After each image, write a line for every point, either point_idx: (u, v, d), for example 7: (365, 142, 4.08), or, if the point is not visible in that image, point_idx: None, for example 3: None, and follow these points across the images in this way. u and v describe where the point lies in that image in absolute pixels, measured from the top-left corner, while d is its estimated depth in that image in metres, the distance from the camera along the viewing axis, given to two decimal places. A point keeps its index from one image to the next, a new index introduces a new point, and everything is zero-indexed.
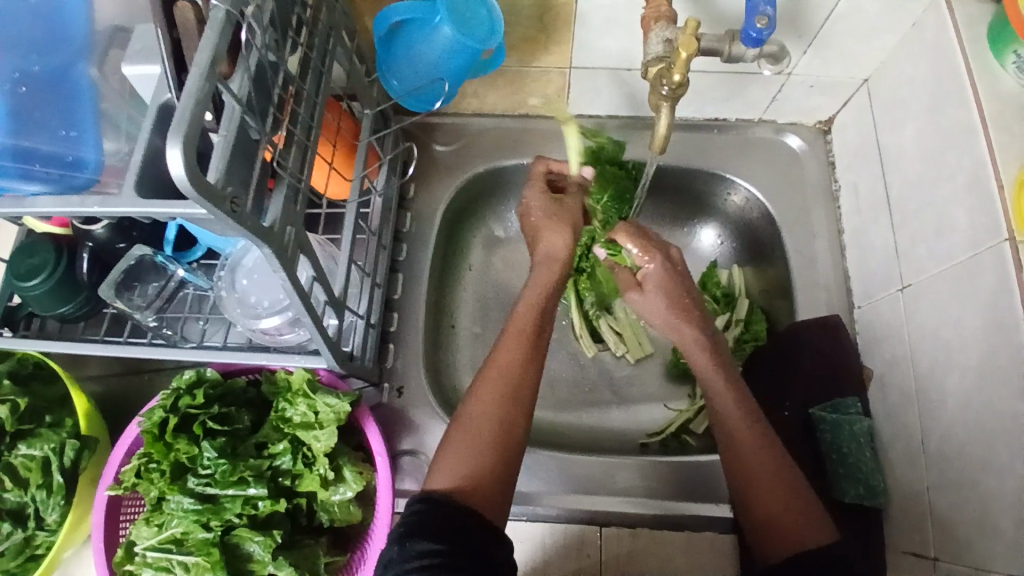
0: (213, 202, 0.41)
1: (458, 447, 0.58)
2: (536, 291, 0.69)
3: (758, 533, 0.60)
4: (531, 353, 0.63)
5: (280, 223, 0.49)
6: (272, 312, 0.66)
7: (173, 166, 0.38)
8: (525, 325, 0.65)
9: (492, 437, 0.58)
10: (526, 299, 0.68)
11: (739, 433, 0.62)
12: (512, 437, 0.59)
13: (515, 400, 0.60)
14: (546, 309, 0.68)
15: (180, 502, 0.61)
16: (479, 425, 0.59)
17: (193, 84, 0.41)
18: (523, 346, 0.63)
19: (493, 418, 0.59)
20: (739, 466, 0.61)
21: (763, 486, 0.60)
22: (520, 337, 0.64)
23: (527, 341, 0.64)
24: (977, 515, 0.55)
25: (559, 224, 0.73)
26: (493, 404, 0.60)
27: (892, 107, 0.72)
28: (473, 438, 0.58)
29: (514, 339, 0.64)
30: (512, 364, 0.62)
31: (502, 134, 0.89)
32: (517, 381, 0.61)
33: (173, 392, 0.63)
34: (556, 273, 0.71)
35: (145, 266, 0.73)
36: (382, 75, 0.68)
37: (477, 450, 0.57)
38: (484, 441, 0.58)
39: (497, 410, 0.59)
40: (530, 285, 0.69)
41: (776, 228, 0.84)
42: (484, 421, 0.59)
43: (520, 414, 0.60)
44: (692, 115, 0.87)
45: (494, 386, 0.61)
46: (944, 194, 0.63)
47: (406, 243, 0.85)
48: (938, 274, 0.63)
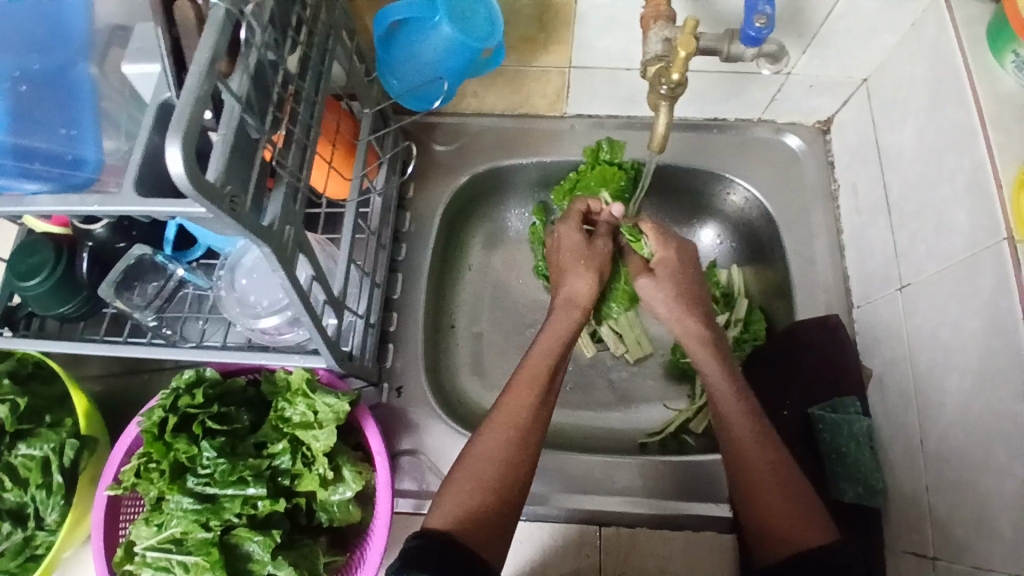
0: (212, 200, 0.41)
1: (460, 488, 0.58)
2: (553, 332, 0.69)
3: (756, 533, 0.60)
4: (541, 398, 0.63)
5: (279, 223, 0.49)
6: (272, 312, 0.66)
7: (172, 165, 0.38)
8: (538, 368, 0.65)
9: (494, 483, 0.58)
10: (542, 340, 0.68)
11: (740, 434, 0.63)
12: (515, 484, 0.59)
13: (520, 447, 0.60)
14: (562, 351, 0.68)
15: (179, 502, 0.61)
16: (482, 469, 0.59)
17: (193, 82, 0.40)
18: (535, 391, 0.63)
19: (496, 464, 0.59)
20: (740, 468, 0.62)
21: (763, 487, 0.60)
22: (532, 381, 0.64)
23: (540, 385, 0.64)
24: (976, 514, 0.55)
25: (587, 268, 0.73)
26: (498, 449, 0.60)
27: (891, 107, 0.72)
28: (474, 481, 0.58)
29: (526, 383, 0.64)
30: (521, 409, 0.62)
31: (502, 134, 0.89)
32: (525, 426, 0.61)
33: (172, 391, 0.64)
34: (569, 317, 0.71)
35: (145, 266, 0.73)
36: (381, 75, 0.68)
37: (479, 493, 0.57)
38: (485, 484, 0.58)
39: (501, 456, 0.59)
40: (547, 327, 0.70)
41: (775, 227, 0.84)
42: (487, 465, 0.59)
43: (524, 460, 0.60)
44: (692, 115, 0.87)
45: (502, 430, 0.61)
46: (943, 194, 0.63)
47: (405, 243, 0.85)
48: (937, 273, 0.63)
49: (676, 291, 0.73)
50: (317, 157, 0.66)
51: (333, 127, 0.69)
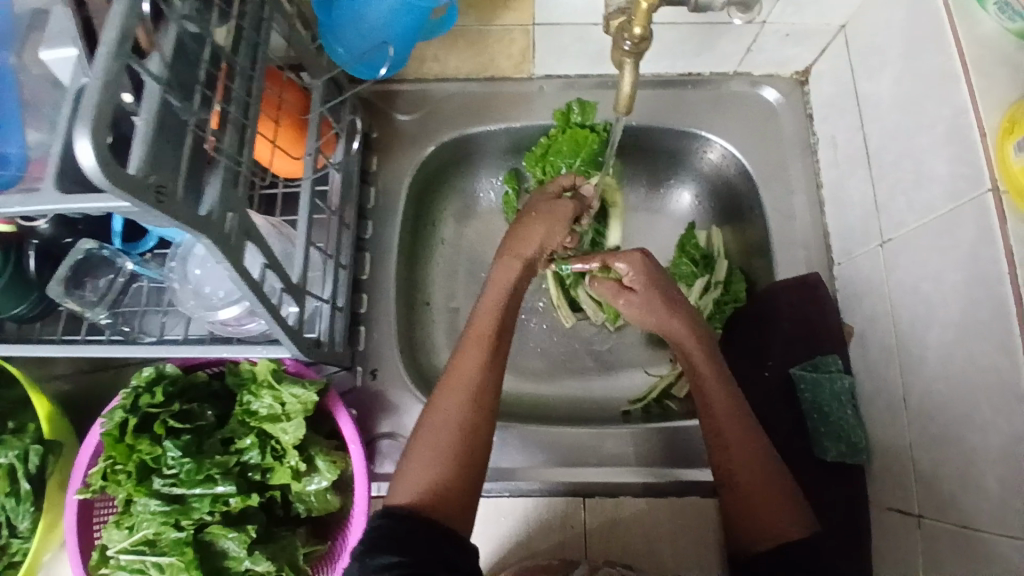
0: (135, 193, 0.37)
1: (418, 456, 0.57)
2: (497, 292, 0.66)
3: (741, 525, 0.59)
4: (490, 358, 0.61)
5: (219, 211, 0.45)
6: (229, 302, 0.62)
7: (82, 158, 0.34)
8: (485, 328, 0.63)
9: (452, 447, 0.57)
10: (485, 300, 0.65)
11: (724, 429, 0.61)
12: (475, 446, 0.58)
13: (476, 407, 0.59)
14: (509, 312, 0.65)
15: (147, 505, 0.59)
16: (437, 435, 0.57)
17: (102, 66, 0.36)
18: (483, 351, 0.61)
19: (454, 428, 0.58)
20: (724, 466, 0.60)
21: (750, 484, 0.59)
22: (479, 343, 0.62)
23: (489, 344, 0.62)
24: (961, 471, 0.55)
25: (544, 222, 0.69)
26: (454, 411, 0.58)
27: (869, 54, 0.69)
28: (432, 448, 0.57)
29: (473, 342, 0.62)
30: (473, 369, 0.60)
31: (467, 99, 0.85)
32: (477, 385, 0.60)
33: (132, 390, 0.61)
34: (521, 270, 0.67)
35: (94, 262, 0.69)
36: (325, 44, 0.63)
37: (438, 460, 0.56)
38: (443, 449, 0.56)
39: (458, 418, 0.58)
40: (492, 287, 0.66)
41: (754, 185, 0.81)
42: (444, 430, 0.58)
43: (483, 420, 0.59)
44: (664, 71, 0.83)
45: (454, 392, 0.59)
46: (923, 144, 0.60)
47: (371, 220, 0.82)
48: (918, 227, 0.61)
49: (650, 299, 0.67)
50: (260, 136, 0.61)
51: (276, 101, 0.64)
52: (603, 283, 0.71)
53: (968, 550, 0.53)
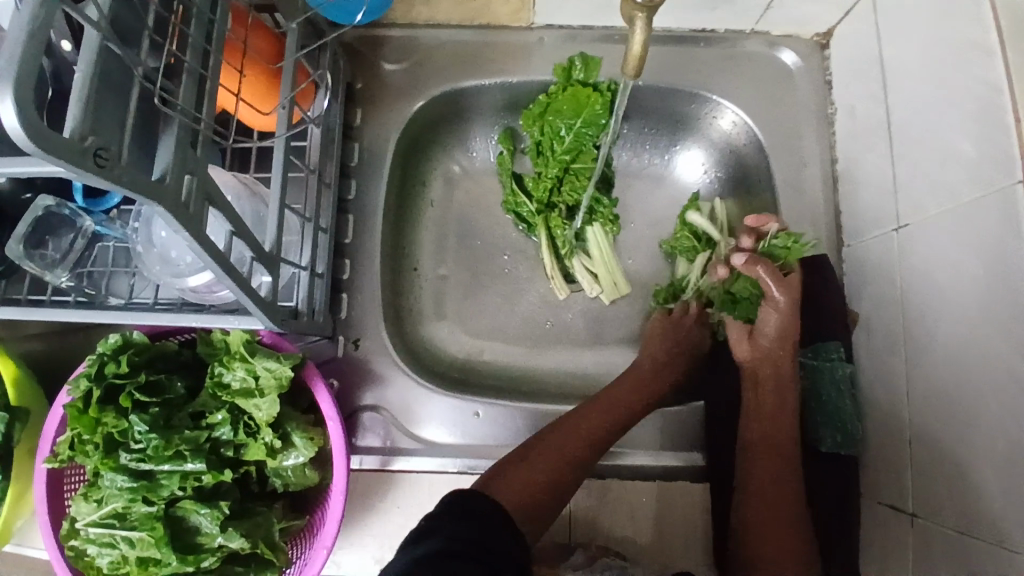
0: (68, 159, 0.32)
1: (524, 470, 0.61)
2: (659, 343, 0.74)
3: (746, 534, 0.62)
4: (612, 424, 0.67)
5: (174, 175, 0.40)
6: (197, 269, 0.58)
7: (5, 118, 0.30)
8: (646, 379, 0.72)
9: (553, 482, 0.62)
10: (649, 348, 0.75)
11: (772, 440, 0.65)
12: (570, 485, 0.63)
13: (583, 462, 0.64)
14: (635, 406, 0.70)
15: (114, 480, 0.56)
16: (546, 464, 0.62)
17: (27, 11, 0.31)
18: (609, 424, 0.67)
19: (558, 464, 0.63)
20: (765, 470, 0.63)
21: (785, 494, 0.62)
22: (607, 412, 0.68)
23: (641, 399, 0.70)
24: (960, 471, 0.53)
25: (663, 338, 0.75)
26: (571, 452, 0.64)
27: (897, 15, 0.63)
28: (547, 462, 0.62)
29: (633, 386, 0.71)
30: (597, 428, 0.66)
31: (460, 50, 0.78)
32: (609, 434, 0.66)
33: (96, 358, 0.58)
34: (653, 356, 0.74)
35: (54, 219, 0.64)
36: None
37: (546, 479, 0.61)
38: (552, 471, 0.62)
39: (567, 455, 0.63)
40: (649, 337, 0.76)
41: (765, 156, 0.76)
42: (555, 462, 0.63)
43: (576, 473, 0.64)
44: (675, 26, 0.77)
45: (594, 428, 0.66)
46: (950, 121, 0.56)
47: (355, 179, 0.76)
48: (938, 212, 0.57)
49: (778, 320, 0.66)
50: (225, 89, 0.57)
51: (240, 48, 0.57)
52: (762, 271, 0.66)
53: (961, 552, 0.52)
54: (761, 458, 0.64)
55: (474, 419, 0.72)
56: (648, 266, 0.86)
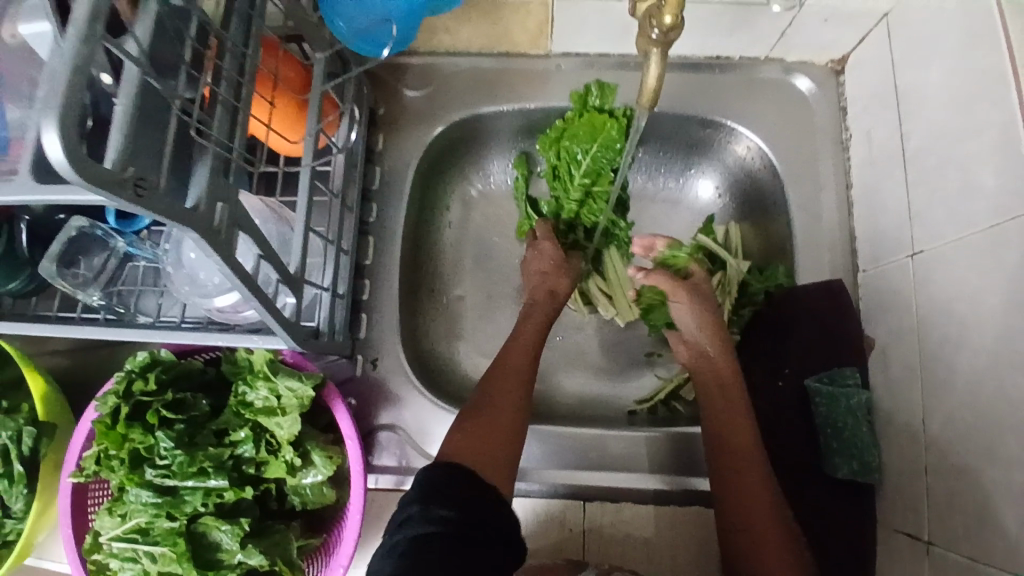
0: (110, 188, 0.34)
1: (468, 423, 0.61)
2: (527, 336, 0.70)
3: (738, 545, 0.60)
4: (529, 351, 0.69)
5: (206, 203, 0.42)
6: (224, 290, 0.60)
7: (50, 151, 0.31)
8: (521, 355, 0.68)
9: (503, 417, 0.62)
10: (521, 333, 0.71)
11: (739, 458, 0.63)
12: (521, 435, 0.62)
13: (520, 392, 0.65)
14: (538, 340, 0.71)
15: (138, 496, 0.57)
16: (489, 408, 0.62)
17: (71, 49, 0.33)
18: (529, 350, 0.69)
19: (498, 405, 0.63)
20: (738, 483, 0.61)
21: (760, 501, 0.60)
22: (524, 346, 0.69)
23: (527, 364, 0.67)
24: (979, 505, 0.52)
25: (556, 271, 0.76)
26: (499, 392, 0.64)
27: (914, 44, 0.64)
28: (482, 424, 0.61)
29: (514, 355, 0.68)
30: (520, 361, 0.68)
31: (479, 77, 0.80)
32: (525, 385, 0.65)
33: (125, 375, 0.59)
34: (541, 310, 0.73)
35: (86, 240, 0.66)
36: (326, 17, 0.58)
37: (484, 436, 0.60)
38: (490, 429, 0.61)
39: (504, 395, 0.64)
40: (519, 331, 0.71)
41: (780, 182, 0.77)
42: (491, 405, 0.63)
43: (525, 400, 0.65)
44: (691, 53, 0.79)
45: (510, 385, 0.65)
46: (968, 150, 0.56)
47: (376, 203, 0.78)
48: (956, 240, 0.57)
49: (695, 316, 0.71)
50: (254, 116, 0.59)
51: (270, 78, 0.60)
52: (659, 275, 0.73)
53: None
54: (729, 472, 0.62)
55: None
56: None
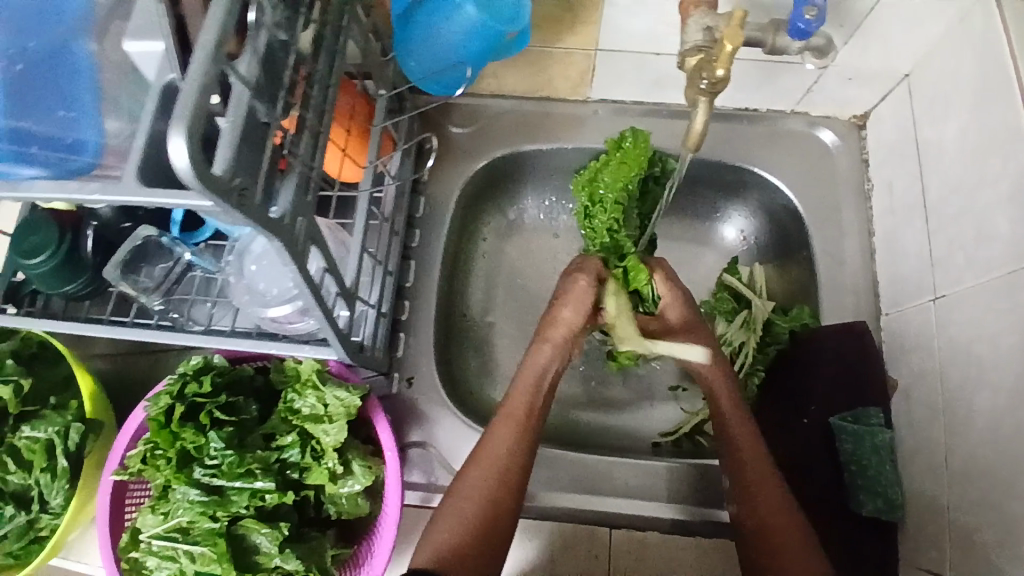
0: (222, 196, 0.38)
1: (447, 525, 0.61)
2: (530, 373, 0.69)
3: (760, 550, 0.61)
4: (520, 426, 0.65)
5: (290, 214, 0.46)
6: (281, 301, 0.64)
7: (176, 158, 0.35)
8: (516, 409, 0.66)
9: (481, 518, 0.61)
10: (519, 381, 0.69)
11: (755, 485, 0.64)
12: (504, 515, 0.62)
13: (505, 483, 0.63)
14: (538, 391, 0.68)
15: (186, 493, 0.59)
16: (466, 511, 0.61)
17: (198, 69, 0.37)
18: (517, 428, 0.65)
19: (478, 501, 0.62)
20: (747, 488, 0.64)
21: (768, 504, 0.62)
22: (512, 421, 0.65)
23: (517, 425, 0.65)
24: (998, 538, 0.54)
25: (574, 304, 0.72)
26: (481, 487, 0.62)
27: (934, 103, 0.69)
28: (460, 514, 0.61)
29: (504, 420, 0.66)
30: (507, 440, 0.64)
31: (521, 118, 0.85)
32: (508, 461, 0.63)
33: (180, 377, 0.62)
34: (548, 352, 0.70)
35: (150, 249, 0.71)
36: (398, 56, 0.63)
37: (462, 528, 0.60)
38: (469, 518, 0.61)
39: (486, 489, 0.62)
40: (525, 366, 0.70)
41: (804, 227, 0.81)
42: (472, 501, 0.62)
43: (511, 491, 0.63)
44: (723, 104, 0.84)
45: (489, 463, 0.63)
46: (987, 202, 0.60)
47: (419, 229, 0.82)
48: (976, 284, 0.60)
49: (682, 323, 0.75)
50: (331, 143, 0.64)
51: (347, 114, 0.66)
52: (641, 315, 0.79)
53: None
54: (735, 477, 0.65)
55: None
56: None
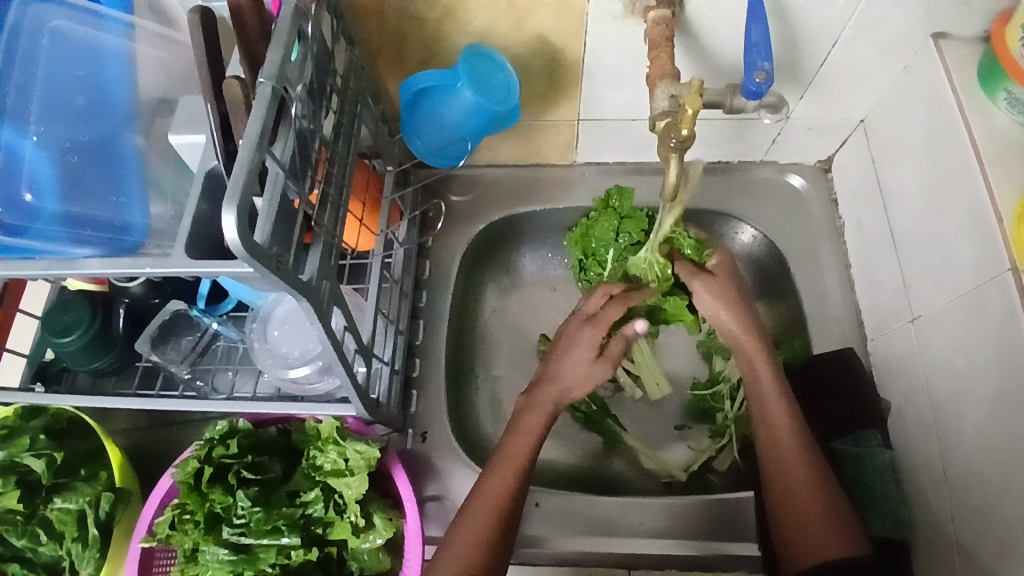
0: (263, 263, 0.44)
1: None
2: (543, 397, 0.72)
3: (788, 537, 0.63)
4: (520, 471, 0.66)
5: (317, 278, 0.52)
6: (303, 361, 0.70)
7: (227, 230, 0.41)
8: (528, 430, 0.69)
9: (489, 536, 0.63)
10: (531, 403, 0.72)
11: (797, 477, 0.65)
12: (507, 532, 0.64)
13: (500, 531, 0.63)
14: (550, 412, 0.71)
15: (215, 553, 0.62)
16: (466, 562, 0.61)
17: (246, 156, 0.43)
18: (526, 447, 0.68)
19: (487, 518, 0.64)
20: (783, 478, 0.65)
21: (806, 498, 0.63)
22: (523, 441, 0.69)
23: (527, 446, 0.68)
24: (1002, 541, 0.57)
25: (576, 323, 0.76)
26: (489, 509, 0.64)
27: (890, 145, 0.76)
28: (468, 533, 0.63)
29: (514, 443, 0.69)
30: (507, 484, 0.65)
31: (515, 183, 0.92)
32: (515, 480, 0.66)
33: (206, 442, 0.65)
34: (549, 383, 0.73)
35: (178, 321, 0.77)
36: (405, 135, 0.71)
37: (472, 547, 0.62)
38: (478, 535, 0.63)
39: (483, 538, 0.63)
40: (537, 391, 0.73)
41: (786, 265, 0.86)
42: (479, 520, 0.63)
43: (504, 539, 0.64)
44: (704, 156, 0.90)
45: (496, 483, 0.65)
46: (947, 228, 0.66)
47: (426, 290, 0.87)
48: (946, 304, 0.65)
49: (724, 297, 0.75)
50: (351, 214, 0.71)
51: (363, 189, 0.74)
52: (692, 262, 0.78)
53: None
54: (774, 460, 0.67)
55: (532, 509, 0.76)
56: (687, 366, 0.94)
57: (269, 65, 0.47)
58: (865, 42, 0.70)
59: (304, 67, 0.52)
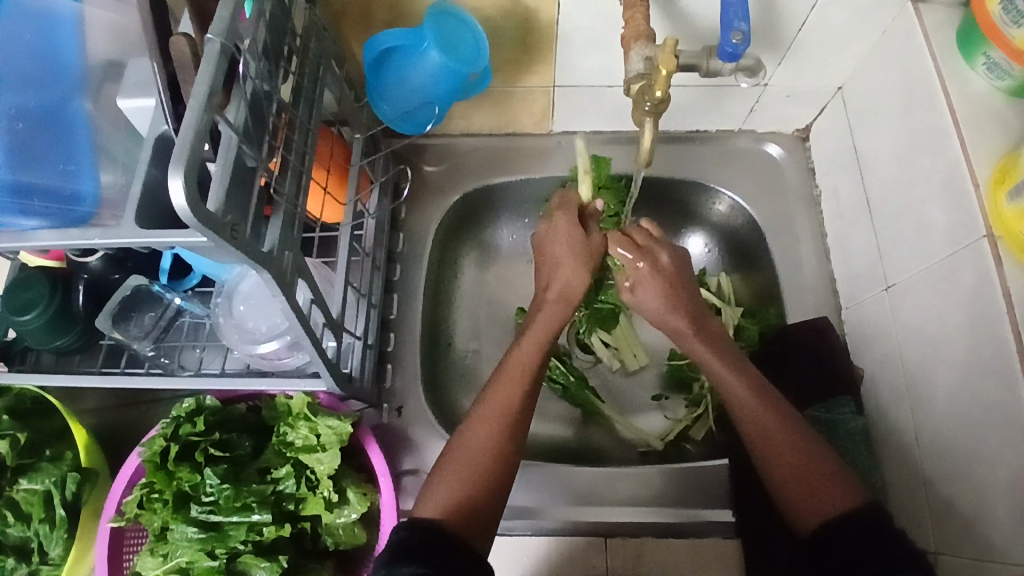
0: (216, 231, 0.41)
1: (450, 479, 0.59)
2: (542, 327, 0.68)
3: (794, 501, 0.58)
4: (527, 376, 0.64)
5: (278, 248, 0.50)
6: (270, 337, 0.67)
7: (174, 196, 0.38)
8: (526, 362, 0.65)
9: (487, 473, 0.59)
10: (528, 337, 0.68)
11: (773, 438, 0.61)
12: (505, 469, 0.60)
13: (508, 440, 0.61)
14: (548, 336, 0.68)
15: (183, 532, 0.60)
16: (473, 463, 0.59)
17: (192, 118, 0.41)
18: (524, 379, 0.64)
19: (484, 453, 0.60)
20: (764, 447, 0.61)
21: (789, 455, 0.60)
22: (519, 371, 0.64)
23: (525, 377, 0.64)
24: (973, 503, 0.57)
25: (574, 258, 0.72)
26: (484, 444, 0.60)
27: (866, 113, 0.76)
28: (464, 471, 0.59)
29: (510, 375, 0.64)
30: (514, 389, 0.63)
31: (490, 152, 0.90)
32: (513, 414, 0.62)
33: (172, 420, 0.63)
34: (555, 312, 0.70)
35: (141, 297, 0.74)
36: (371, 101, 0.69)
37: (468, 482, 0.58)
38: (475, 472, 0.59)
39: (479, 473, 0.59)
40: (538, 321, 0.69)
41: (761, 233, 0.86)
42: (476, 456, 0.60)
43: (508, 464, 0.61)
44: (676, 128, 0.89)
45: (493, 419, 0.61)
46: (922, 195, 0.66)
47: (400, 263, 0.85)
48: (921, 271, 0.65)
49: (647, 268, 0.71)
50: (315, 183, 0.69)
51: (327, 157, 0.72)
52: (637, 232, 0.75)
53: None
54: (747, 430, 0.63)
55: None
56: (664, 337, 0.94)
57: (218, 21, 0.44)
58: (843, 7, 0.68)
59: (258, 26, 0.49)
